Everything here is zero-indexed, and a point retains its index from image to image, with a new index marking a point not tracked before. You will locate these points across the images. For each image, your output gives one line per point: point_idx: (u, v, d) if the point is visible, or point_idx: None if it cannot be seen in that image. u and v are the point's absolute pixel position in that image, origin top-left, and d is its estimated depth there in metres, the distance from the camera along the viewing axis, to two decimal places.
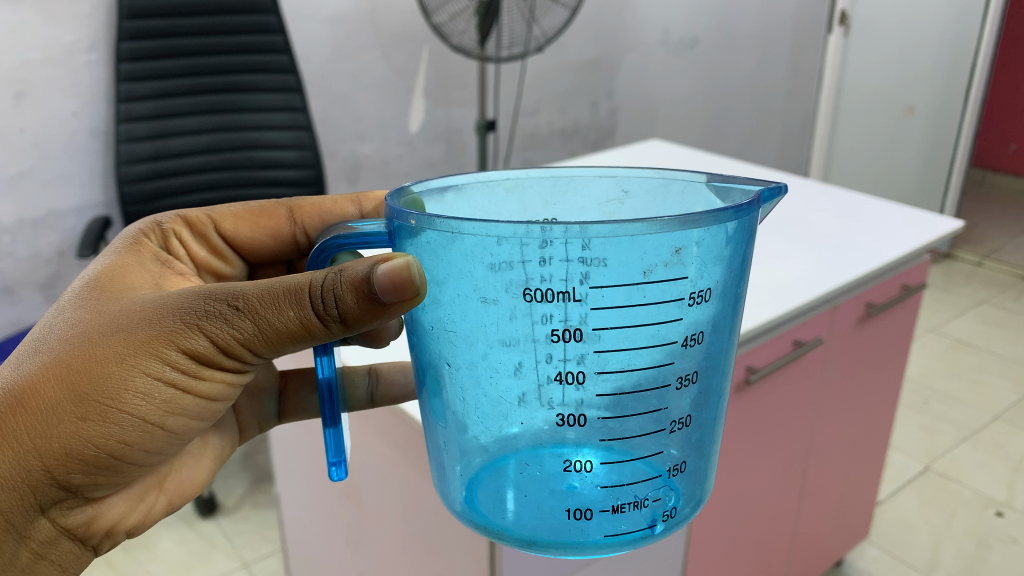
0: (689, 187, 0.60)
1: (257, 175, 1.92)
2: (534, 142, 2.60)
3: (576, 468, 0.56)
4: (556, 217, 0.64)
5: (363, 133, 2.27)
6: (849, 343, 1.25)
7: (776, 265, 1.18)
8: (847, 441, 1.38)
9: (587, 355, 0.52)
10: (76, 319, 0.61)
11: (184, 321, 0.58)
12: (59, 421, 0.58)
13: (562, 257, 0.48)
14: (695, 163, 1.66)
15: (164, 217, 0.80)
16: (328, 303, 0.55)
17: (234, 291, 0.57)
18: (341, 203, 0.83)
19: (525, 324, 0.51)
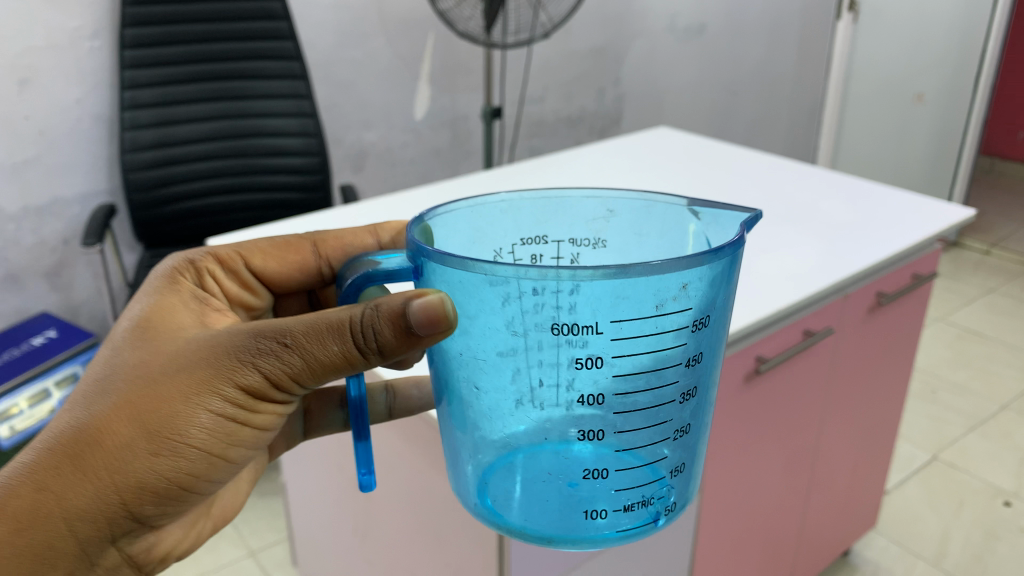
0: (671, 209, 0.61)
1: (258, 163, 1.89)
2: (539, 130, 2.59)
3: (592, 473, 0.55)
4: (546, 235, 0.64)
5: (369, 121, 2.26)
6: (859, 332, 1.24)
7: (788, 253, 1.17)
8: (856, 431, 1.37)
9: (604, 377, 0.52)
10: (132, 357, 0.62)
11: (239, 358, 0.59)
12: (133, 460, 0.60)
13: (587, 295, 0.49)
14: (702, 150, 1.64)
15: (195, 254, 0.79)
16: (368, 337, 0.55)
17: (281, 328, 0.58)
18: (361, 235, 0.81)
19: (551, 352, 0.51)
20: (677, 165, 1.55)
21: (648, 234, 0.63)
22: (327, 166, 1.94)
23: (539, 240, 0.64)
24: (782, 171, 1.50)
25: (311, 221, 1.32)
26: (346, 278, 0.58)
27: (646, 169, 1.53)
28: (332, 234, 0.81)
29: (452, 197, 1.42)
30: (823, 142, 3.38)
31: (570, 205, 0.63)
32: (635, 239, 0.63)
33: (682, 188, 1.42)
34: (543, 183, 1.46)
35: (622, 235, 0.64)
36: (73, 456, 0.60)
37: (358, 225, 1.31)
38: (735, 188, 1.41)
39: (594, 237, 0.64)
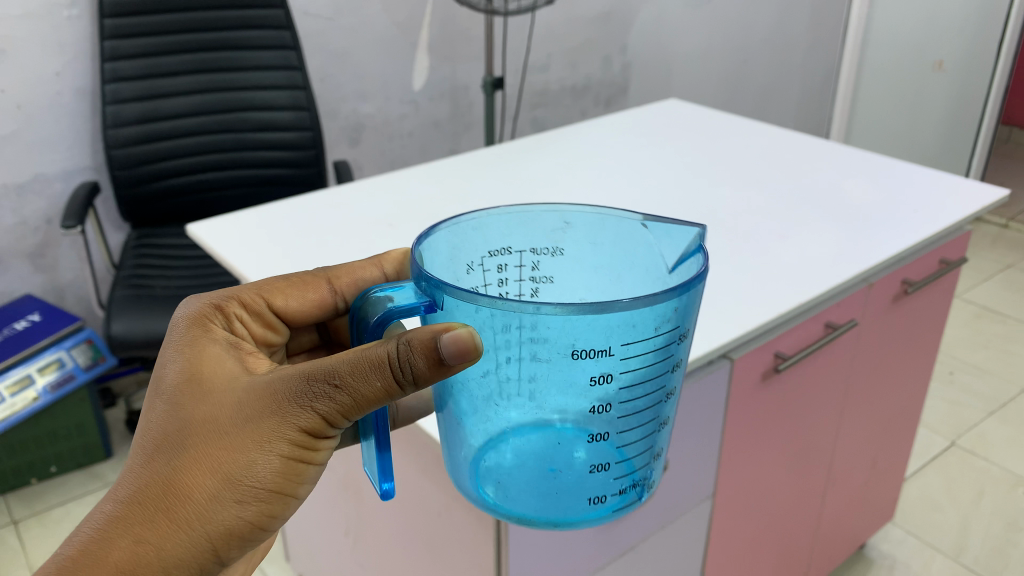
0: (623, 223, 0.65)
1: (249, 138, 1.81)
2: (543, 100, 2.50)
3: (596, 466, 0.60)
4: (511, 247, 0.66)
5: (365, 92, 2.17)
6: (883, 323, 1.16)
7: (809, 240, 1.09)
8: (876, 424, 1.30)
9: (611, 388, 0.57)
10: (189, 407, 0.58)
11: (300, 401, 0.56)
12: (216, 514, 0.57)
13: (605, 325, 0.53)
14: (714, 125, 1.55)
15: (216, 296, 0.71)
16: (405, 372, 0.53)
17: (330, 370, 0.55)
18: (367, 267, 0.76)
19: (568, 372, 0.55)
20: (689, 140, 1.46)
21: (603, 243, 0.66)
22: (321, 141, 1.84)
23: (504, 254, 0.66)
24: (800, 147, 1.41)
25: (301, 203, 1.24)
26: (360, 313, 0.59)
27: (655, 145, 1.44)
28: (344, 267, 0.75)
29: (451, 176, 1.34)
30: (837, 110, 3.26)
31: (531, 219, 0.65)
32: (591, 249, 0.66)
33: (693, 167, 1.33)
34: (547, 160, 1.38)
35: (579, 244, 0.66)
36: (155, 520, 0.56)
37: (350, 207, 1.23)
38: (749, 168, 1.32)
39: (553, 246, 0.66)
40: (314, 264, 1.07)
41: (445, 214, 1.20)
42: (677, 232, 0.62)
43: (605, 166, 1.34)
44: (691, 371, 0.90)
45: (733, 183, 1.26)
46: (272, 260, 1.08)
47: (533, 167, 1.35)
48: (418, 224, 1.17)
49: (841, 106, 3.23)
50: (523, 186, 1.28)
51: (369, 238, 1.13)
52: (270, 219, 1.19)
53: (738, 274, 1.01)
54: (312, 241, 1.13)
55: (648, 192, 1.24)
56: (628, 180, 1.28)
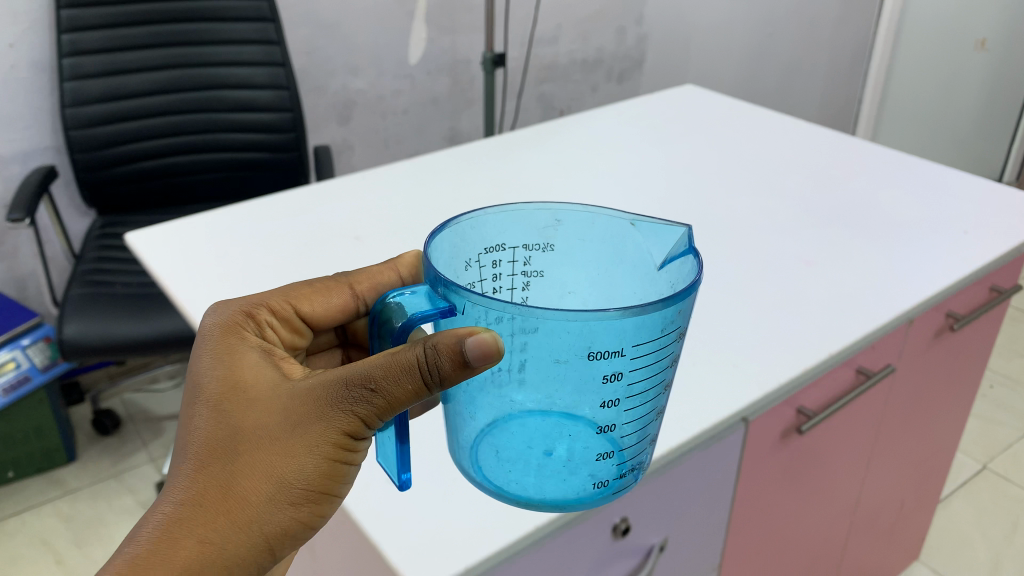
0: (614, 222, 0.61)
1: (225, 118, 1.65)
2: (551, 74, 2.34)
3: (607, 461, 0.56)
4: (503, 244, 0.61)
5: (356, 66, 2.00)
6: (921, 361, 1.01)
7: (842, 269, 0.93)
8: (908, 465, 1.15)
9: (621, 384, 0.53)
10: (228, 411, 0.53)
11: (343, 404, 0.51)
12: (270, 520, 0.53)
13: (620, 325, 0.49)
14: (733, 117, 1.38)
15: (241, 300, 0.63)
16: (436, 377, 0.48)
17: (367, 373, 0.50)
18: (384, 273, 0.67)
19: (580, 369, 0.52)
20: (704, 136, 1.29)
21: (593, 240, 0.62)
22: (302, 124, 1.68)
23: (497, 251, 0.61)
24: (830, 148, 1.24)
25: (258, 207, 1.08)
26: (382, 318, 0.52)
27: (665, 141, 1.27)
28: (363, 269, 0.67)
29: (434, 174, 1.18)
30: (868, 91, 3.05)
31: (521, 217, 0.60)
32: (581, 246, 0.62)
33: (706, 171, 1.17)
34: (542, 158, 1.22)
35: (570, 241, 0.62)
36: (209, 532, 0.51)
37: (314, 212, 1.07)
38: (771, 173, 1.16)
39: (544, 242, 0.62)
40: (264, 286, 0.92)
41: (422, 223, 1.04)
42: (668, 230, 0.59)
43: (608, 167, 1.18)
44: (699, 442, 0.75)
45: (752, 191, 1.10)
46: (216, 280, 0.93)
47: (526, 167, 1.19)
48: (390, 233, 1.01)
49: (873, 85, 3.02)
50: (514, 189, 1.12)
51: (331, 252, 0.98)
52: (220, 227, 1.03)
53: (757, 315, 0.85)
54: (268, 254, 0.98)
55: (655, 205, 1.08)
56: (632, 186, 1.12)
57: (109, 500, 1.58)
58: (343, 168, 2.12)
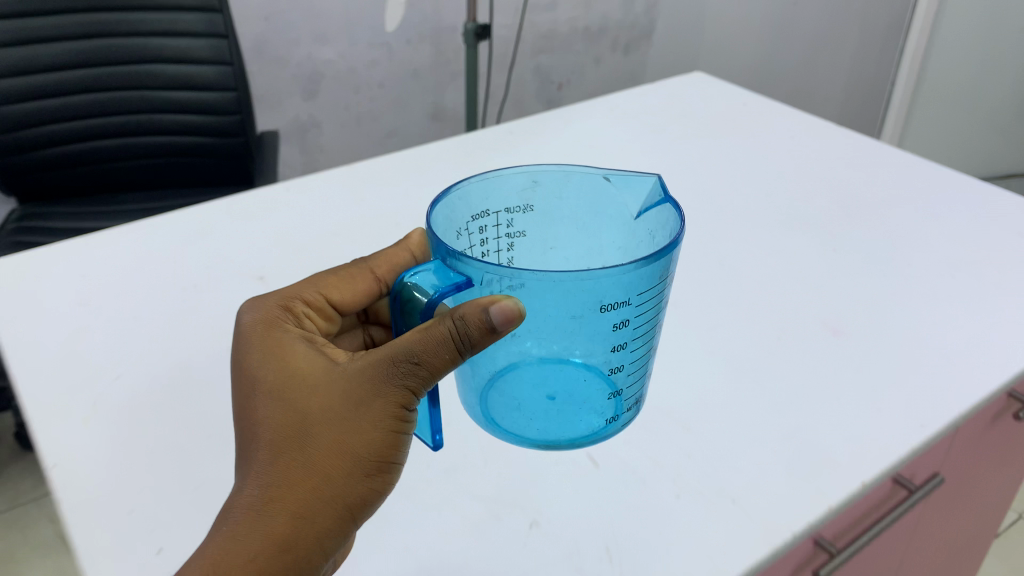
0: (584, 178, 0.78)
1: (158, 96, 1.44)
2: (548, 44, 2.11)
3: (617, 396, 0.62)
4: (489, 207, 0.77)
5: (323, 34, 1.76)
6: (973, 453, 0.80)
7: (880, 349, 0.71)
8: (944, 559, 0.94)
9: (626, 330, 0.58)
10: (290, 397, 0.55)
11: (398, 378, 0.53)
12: (351, 489, 0.54)
13: (627, 283, 0.54)
14: (745, 118, 1.15)
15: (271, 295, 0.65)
16: (466, 342, 0.50)
17: (413, 349, 0.52)
18: (398, 256, 0.70)
19: (592, 318, 0.57)
20: (708, 146, 1.07)
21: (565, 197, 0.79)
22: (249, 105, 1.46)
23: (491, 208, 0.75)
24: (863, 163, 1.02)
25: (144, 230, 0.87)
26: (406, 303, 0.54)
27: (659, 152, 1.05)
28: (379, 254, 0.70)
29: (375, 189, 0.97)
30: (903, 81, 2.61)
31: (509, 181, 0.75)
32: (555, 202, 0.80)
33: (707, 198, 0.95)
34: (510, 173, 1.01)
35: (545, 200, 0.79)
36: (298, 505, 0.52)
37: (214, 237, 0.86)
38: (788, 201, 0.94)
39: (523, 203, 0.79)
40: (122, 347, 0.71)
41: (349, 257, 0.84)
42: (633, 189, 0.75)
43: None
44: None
45: (763, 224, 0.89)
46: (66, 334, 0.72)
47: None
48: (302, 273, 0.81)
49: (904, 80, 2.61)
50: None
51: (222, 297, 0.77)
52: (92, 257, 0.83)
53: (763, 419, 0.64)
54: (146, 299, 0.77)
55: None
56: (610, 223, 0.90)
57: (25, 532, 1.40)
58: (311, 148, 1.92)
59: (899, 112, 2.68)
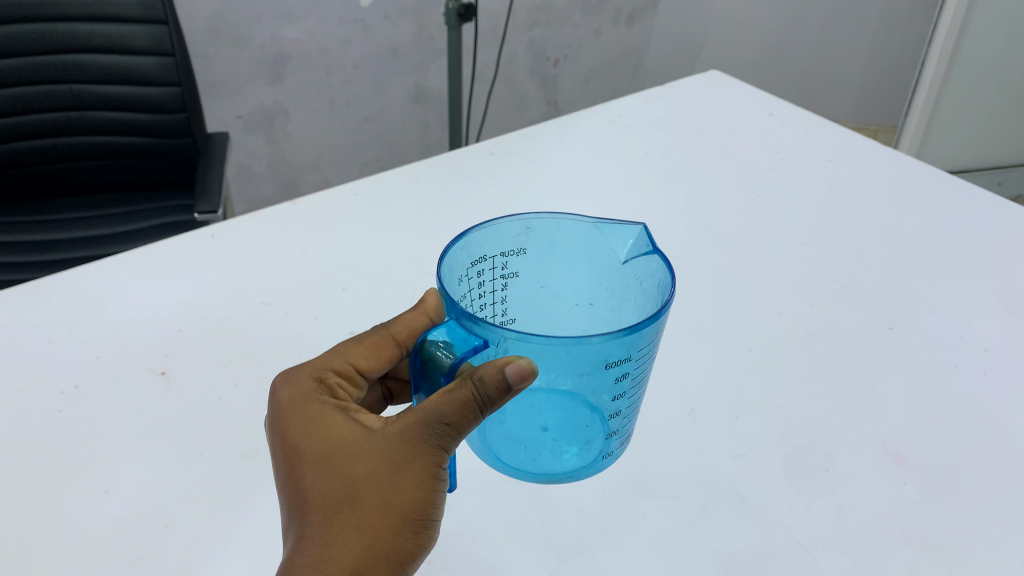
0: (576, 225, 0.62)
1: (90, 91, 1.23)
2: (544, 17, 1.90)
3: (616, 438, 0.56)
4: (482, 258, 0.60)
5: (288, 10, 1.56)
6: None
7: (961, 496, 0.55)
8: None
9: (627, 378, 0.52)
10: (329, 461, 0.51)
11: (433, 437, 0.49)
12: (398, 548, 0.50)
13: (632, 343, 0.49)
14: (772, 135, 0.96)
15: (295, 373, 0.56)
16: (492, 398, 0.47)
17: (445, 408, 0.48)
18: (418, 319, 0.59)
19: (594, 371, 0.51)
20: (729, 175, 0.89)
21: (559, 239, 0.64)
22: (197, 101, 1.28)
23: (480, 263, 0.60)
24: (918, 203, 0.84)
25: (20, 301, 0.69)
26: (427, 362, 0.51)
27: (670, 185, 0.87)
28: (399, 317, 0.59)
29: (320, 232, 0.79)
30: (920, 99, 1.87)
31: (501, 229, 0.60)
32: (548, 245, 0.64)
33: (732, 249, 0.77)
34: (490, 213, 0.83)
35: (538, 243, 0.63)
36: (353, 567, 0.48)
37: (111, 309, 0.69)
38: (831, 256, 0.76)
39: (517, 247, 0.62)
40: None
41: (277, 341, 0.67)
42: (619, 236, 0.62)
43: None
44: None
45: (802, 291, 0.72)
46: None
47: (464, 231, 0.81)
48: (217, 369, 0.64)
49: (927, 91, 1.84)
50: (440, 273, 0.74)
51: (107, 406, 0.60)
52: None
53: None
54: (8, 414, 0.59)
55: None
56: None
57: None
58: (278, 137, 1.73)
59: (922, 116, 1.90)
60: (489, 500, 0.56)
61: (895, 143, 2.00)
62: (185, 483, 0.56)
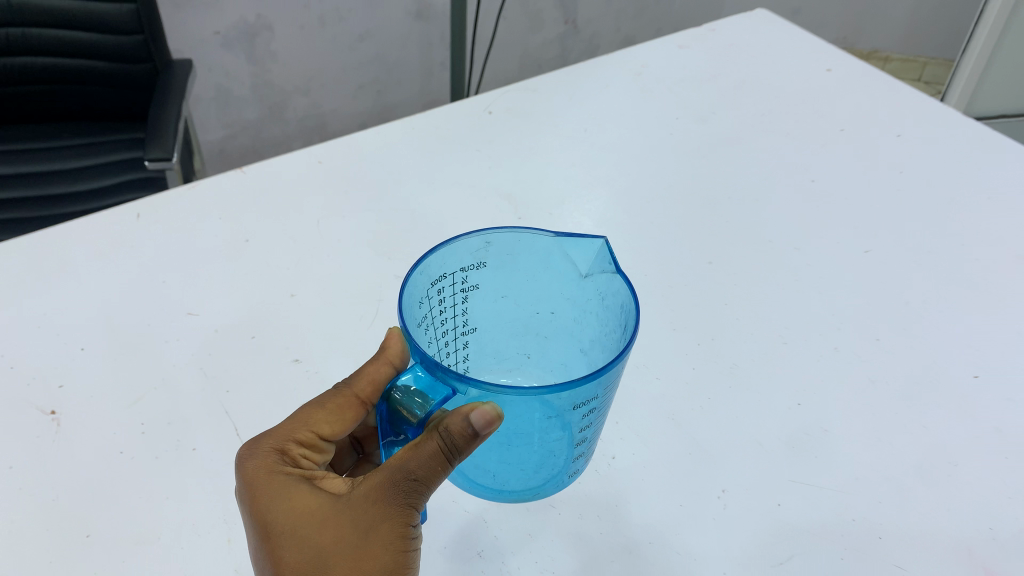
0: (532, 240, 0.46)
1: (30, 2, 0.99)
2: None
3: (579, 459, 0.47)
4: (437, 278, 0.44)
5: None
6: None
7: None
8: None
9: (594, 411, 0.43)
10: (285, 539, 0.38)
11: (405, 496, 0.38)
12: None
13: (603, 381, 0.39)
14: (831, 98, 0.79)
15: (246, 452, 0.41)
16: (464, 445, 0.36)
17: (412, 462, 0.37)
18: (379, 369, 0.42)
19: (561, 411, 0.42)
20: (779, 152, 0.72)
21: (520, 256, 0.47)
22: (159, 20, 1.04)
23: (438, 287, 0.45)
24: (1010, 195, 0.68)
25: None
26: (394, 414, 0.38)
27: (706, 164, 0.71)
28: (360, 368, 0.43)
29: (273, 214, 0.65)
30: (980, 39, 1.67)
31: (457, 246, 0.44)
32: (507, 261, 0.48)
33: (780, 258, 0.62)
34: (482, 195, 0.68)
35: (498, 258, 0.47)
36: None
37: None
38: (903, 271, 0.61)
39: (474, 263, 0.46)
40: None
41: (200, 370, 0.53)
42: (577, 243, 0.46)
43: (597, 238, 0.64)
44: None
45: (865, 318, 0.58)
46: None
47: (449, 220, 0.65)
48: (120, 409, 0.50)
49: (991, 33, 1.64)
50: None
51: None
52: None
53: None
54: None
55: (672, 358, 0.55)
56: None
57: None
58: (261, 56, 1.54)
59: (981, 59, 1.70)
60: None
61: (944, 89, 1.81)
62: None
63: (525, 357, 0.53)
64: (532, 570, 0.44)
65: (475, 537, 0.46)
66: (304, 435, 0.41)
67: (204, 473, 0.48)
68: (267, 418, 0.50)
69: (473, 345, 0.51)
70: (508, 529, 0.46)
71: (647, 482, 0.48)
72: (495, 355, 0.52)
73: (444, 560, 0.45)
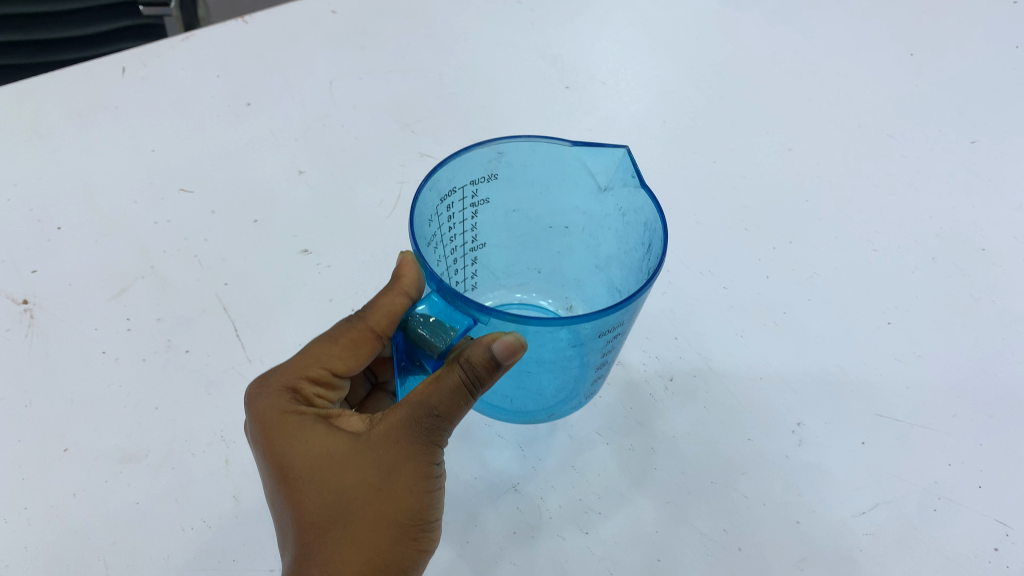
0: (543, 148, 0.36)
1: None
2: None
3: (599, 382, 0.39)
4: (445, 198, 0.35)
5: None
6: None
7: None
8: None
9: (620, 337, 0.34)
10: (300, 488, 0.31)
11: (424, 434, 0.31)
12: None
13: (631, 307, 0.30)
14: None
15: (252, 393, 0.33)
16: (490, 375, 0.29)
17: (434, 397, 0.30)
18: (394, 300, 0.33)
19: (583, 341, 0.32)
20: (873, 20, 0.62)
21: (533, 163, 0.37)
22: None
23: (443, 210, 0.35)
24: None
25: None
26: (410, 345, 0.29)
27: (782, 34, 0.61)
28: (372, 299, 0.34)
29: (281, 75, 0.56)
30: None
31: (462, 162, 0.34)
32: (518, 170, 0.37)
33: (869, 147, 0.53)
34: (521, 60, 0.58)
35: (510, 168, 0.37)
36: None
37: None
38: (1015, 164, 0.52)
39: (484, 175, 0.36)
40: None
41: (195, 258, 0.46)
42: (594, 152, 0.35)
43: (656, 118, 0.55)
44: None
45: (970, 221, 0.49)
46: None
47: (483, 88, 0.56)
48: (104, 303, 0.44)
49: None
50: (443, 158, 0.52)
51: None
52: None
53: None
54: None
55: (740, 262, 0.48)
56: (680, 210, 0.50)
57: None
58: None
59: None
60: (475, 556, 0.37)
61: None
62: (29, 510, 0.36)
63: (536, 272, 0.45)
64: (575, 509, 0.38)
65: (508, 467, 0.40)
66: (313, 374, 0.33)
67: (198, 380, 0.41)
68: (272, 317, 0.44)
69: (482, 262, 0.43)
70: (547, 456, 0.40)
71: (709, 407, 0.42)
72: (504, 272, 0.45)
73: (472, 493, 0.39)
